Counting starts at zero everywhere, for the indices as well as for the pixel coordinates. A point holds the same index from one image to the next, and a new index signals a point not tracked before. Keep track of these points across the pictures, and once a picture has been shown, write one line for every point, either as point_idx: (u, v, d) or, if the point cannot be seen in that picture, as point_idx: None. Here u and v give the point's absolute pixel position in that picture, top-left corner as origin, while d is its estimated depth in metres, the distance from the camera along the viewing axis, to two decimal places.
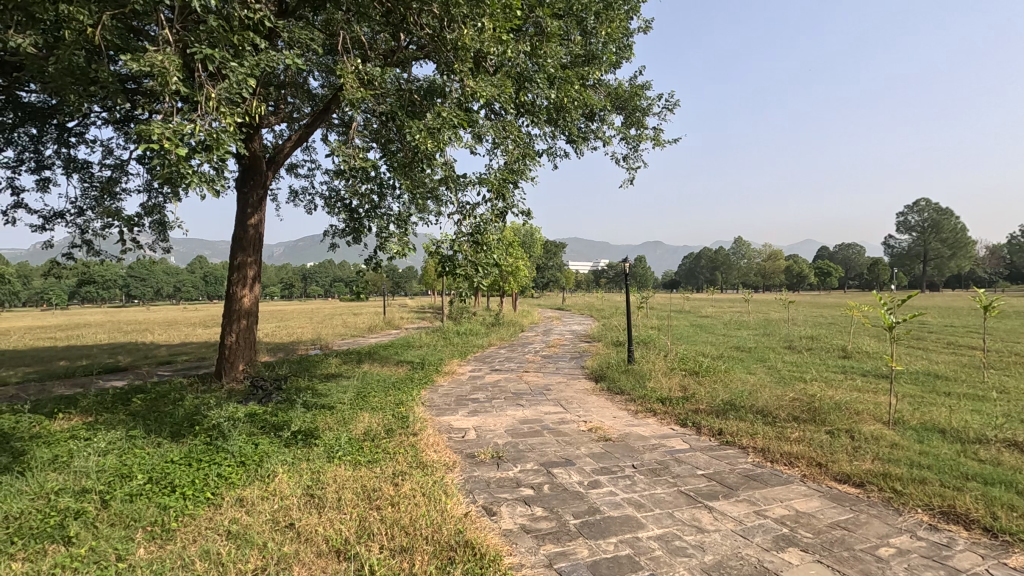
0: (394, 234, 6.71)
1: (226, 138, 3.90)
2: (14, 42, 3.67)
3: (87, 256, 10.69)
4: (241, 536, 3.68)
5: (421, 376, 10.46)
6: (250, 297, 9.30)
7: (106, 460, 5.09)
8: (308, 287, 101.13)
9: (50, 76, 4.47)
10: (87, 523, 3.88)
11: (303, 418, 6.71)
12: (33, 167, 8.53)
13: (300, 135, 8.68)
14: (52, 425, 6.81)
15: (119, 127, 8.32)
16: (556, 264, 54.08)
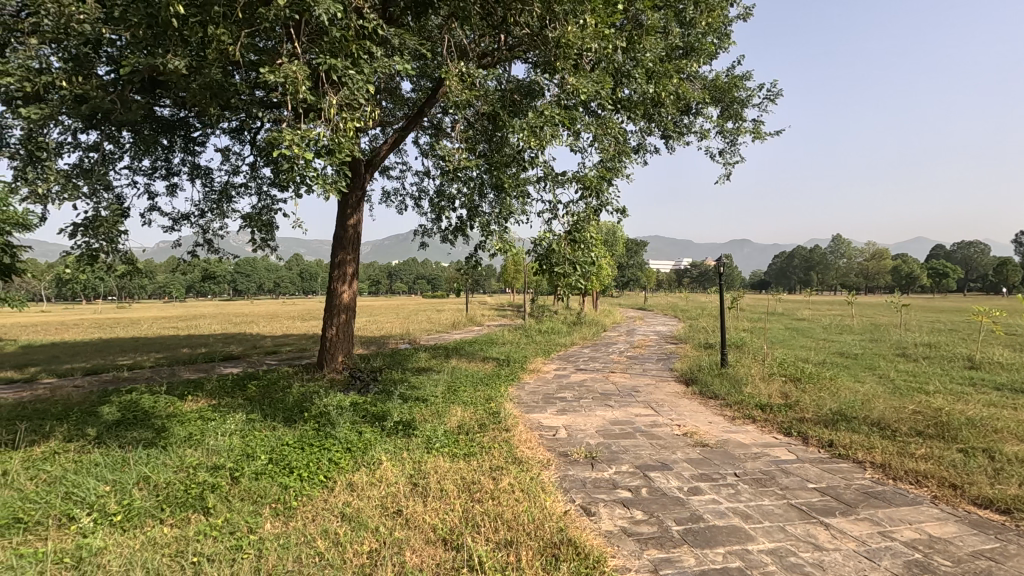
0: (489, 232, 6.82)
1: (347, 141, 4.17)
2: (169, 63, 4.14)
3: (209, 254, 11.78)
4: (354, 518, 3.90)
5: (507, 372, 10.59)
6: (349, 292, 9.82)
7: (233, 439, 5.59)
8: (393, 283, 105.51)
9: (191, 93, 4.97)
10: (222, 497, 4.27)
11: (400, 410, 7.00)
12: (165, 174, 9.50)
13: (397, 138, 9.03)
14: (183, 406, 7.58)
15: (235, 135, 9.07)
16: (637, 263, 52.81)
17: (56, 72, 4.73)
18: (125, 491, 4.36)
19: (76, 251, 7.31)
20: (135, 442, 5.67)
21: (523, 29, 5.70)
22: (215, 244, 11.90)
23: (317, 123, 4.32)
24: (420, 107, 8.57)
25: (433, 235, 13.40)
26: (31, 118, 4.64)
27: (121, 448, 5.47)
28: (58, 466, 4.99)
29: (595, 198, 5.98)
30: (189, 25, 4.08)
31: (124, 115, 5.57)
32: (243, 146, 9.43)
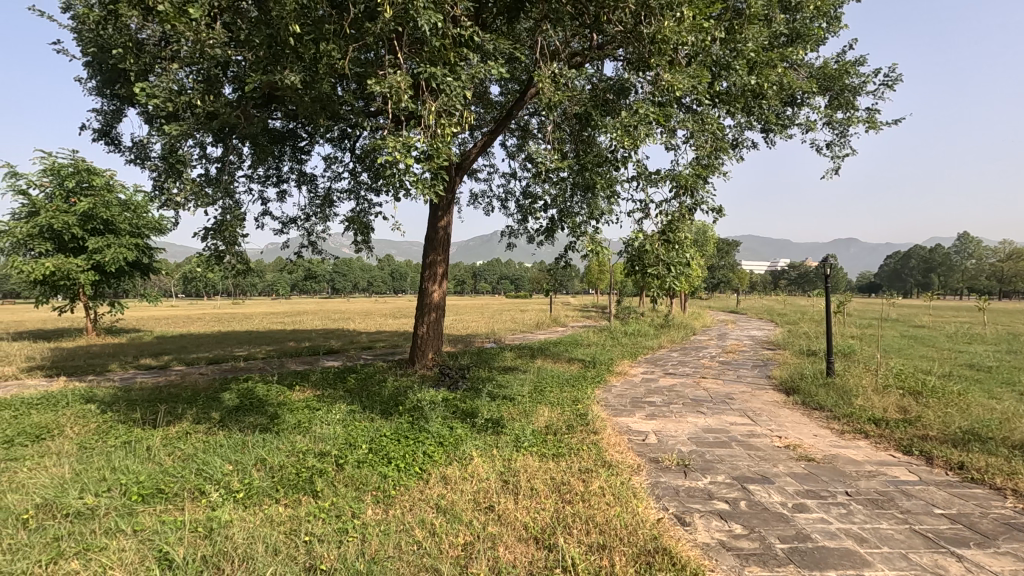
0: (579, 232, 6.78)
1: (444, 146, 4.32)
2: (287, 80, 4.51)
3: (313, 255, 12.69)
4: (448, 511, 4.04)
5: (593, 374, 10.48)
6: (439, 292, 10.16)
7: (337, 429, 5.97)
8: (477, 283, 107.85)
9: (303, 105, 5.37)
10: (329, 481, 4.58)
11: (488, 408, 7.13)
12: (276, 181, 10.33)
13: (485, 141, 9.21)
14: (292, 395, 8.21)
15: (337, 143, 9.69)
16: (729, 264, 50.25)
17: (192, 92, 5.29)
18: (246, 471, 4.79)
19: (206, 252, 8.35)
20: (252, 427, 6.22)
21: (616, 26, 5.63)
22: (318, 246, 12.79)
23: (417, 130, 4.53)
24: (509, 109, 8.69)
25: (519, 235, 13.56)
26: (172, 134, 5.23)
27: (241, 431, 6.02)
28: (190, 444, 5.59)
29: (689, 197, 5.76)
30: (304, 43, 4.42)
31: (247, 129, 6.13)
32: (345, 153, 10.06)
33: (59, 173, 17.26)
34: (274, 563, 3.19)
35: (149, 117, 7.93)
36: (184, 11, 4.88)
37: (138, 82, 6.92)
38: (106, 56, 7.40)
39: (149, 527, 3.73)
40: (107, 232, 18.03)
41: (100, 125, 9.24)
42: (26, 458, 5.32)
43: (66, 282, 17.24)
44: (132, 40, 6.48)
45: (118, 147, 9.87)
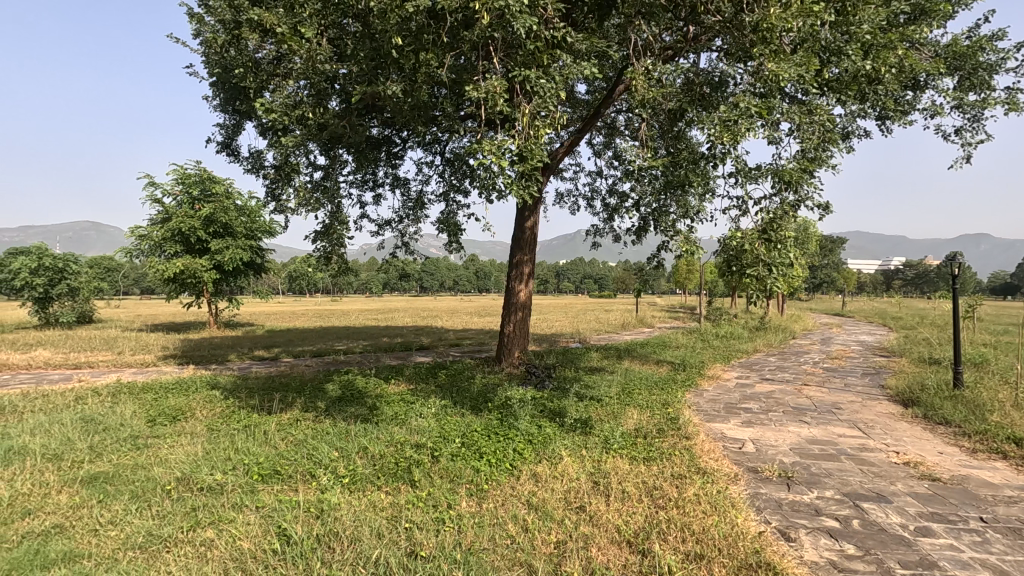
0: (672, 231, 6.56)
1: (538, 147, 4.37)
2: (389, 88, 4.77)
3: (406, 255, 13.26)
4: (539, 508, 4.08)
5: (683, 378, 10.12)
6: (525, 291, 10.25)
7: (431, 422, 6.22)
8: (561, 283, 107.69)
9: (402, 112, 5.63)
10: (426, 472, 4.78)
11: (576, 408, 7.11)
12: (373, 186, 10.91)
13: (573, 140, 9.15)
14: (388, 388, 8.66)
15: (428, 147, 10.06)
16: (833, 262, 46.58)
17: (303, 105, 5.73)
18: (350, 458, 5.12)
19: (318, 254, 9.15)
20: (353, 417, 6.62)
21: (715, 15, 5.41)
22: (411, 247, 13.36)
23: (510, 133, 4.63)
24: (597, 107, 8.60)
25: (605, 234, 13.40)
26: (286, 145, 5.69)
27: (344, 420, 6.44)
28: (300, 431, 6.06)
29: (793, 192, 5.40)
30: (405, 53, 4.64)
31: (351, 137, 6.52)
32: (437, 157, 10.43)
33: (188, 182, 19.35)
34: (379, 546, 3.39)
35: (264, 130, 8.67)
36: (297, 31, 5.29)
37: (256, 98, 7.59)
38: (229, 76, 8.19)
39: (268, 504, 4.10)
40: (226, 235, 19.88)
41: (222, 139, 10.24)
42: (165, 437, 6.02)
43: (193, 281, 19.27)
44: (251, 60, 7.11)
45: (237, 158, 10.88)
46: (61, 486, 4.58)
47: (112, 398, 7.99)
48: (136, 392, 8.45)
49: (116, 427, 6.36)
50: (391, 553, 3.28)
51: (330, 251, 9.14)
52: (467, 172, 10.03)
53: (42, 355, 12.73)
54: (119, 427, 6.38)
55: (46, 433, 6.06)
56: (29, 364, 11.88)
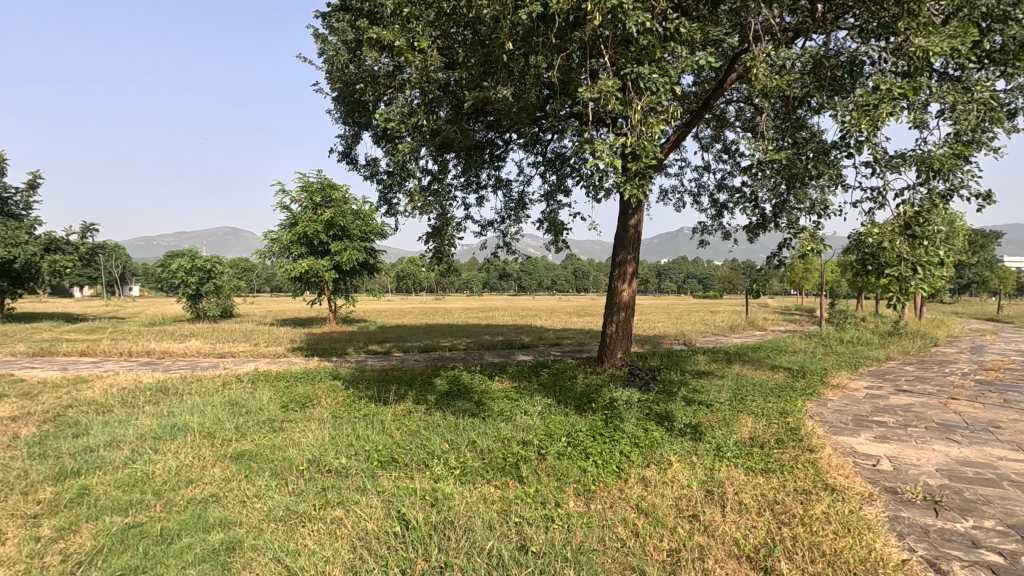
0: (795, 228, 6.09)
1: (651, 145, 4.26)
2: (501, 92, 4.89)
3: (508, 255, 13.51)
4: (650, 513, 3.98)
5: (804, 385, 9.36)
6: (629, 291, 10.02)
7: (536, 420, 6.29)
8: (662, 283, 104.21)
9: (511, 114, 5.73)
10: (533, 469, 4.84)
11: (684, 412, 6.84)
12: (477, 188, 11.22)
13: (680, 134, 8.76)
14: (492, 385, 8.89)
15: (531, 148, 10.16)
16: (985, 260, 40.75)
17: (418, 114, 6.04)
18: (460, 450, 5.31)
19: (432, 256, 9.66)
20: (461, 411, 6.88)
21: None
22: (512, 246, 13.56)
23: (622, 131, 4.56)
24: (706, 99, 8.21)
25: (713, 232, 12.77)
26: (402, 152, 6.03)
27: (453, 414, 6.70)
28: (414, 422, 6.40)
29: (944, 181, 4.79)
30: (516, 57, 4.74)
31: (461, 142, 6.76)
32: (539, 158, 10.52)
33: (311, 190, 21.16)
34: (491, 538, 3.50)
35: (380, 138, 9.25)
36: (414, 44, 5.60)
37: (373, 109, 8.13)
38: (350, 90, 8.82)
39: (388, 490, 4.37)
40: (344, 237, 21.48)
41: (343, 148, 11.08)
42: (296, 421, 6.62)
43: (316, 280, 21.04)
44: (370, 74, 7.61)
45: (355, 166, 11.71)
46: (215, 460, 5.20)
47: (252, 385, 8.95)
48: (271, 380, 9.41)
49: (256, 410, 7.11)
50: (503, 546, 3.36)
51: (440, 252, 9.55)
52: (570, 171, 10.02)
53: (195, 345, 14.56)
54: (258, 411, 7.14)
55: (202, 413, 6.93)
56: (185, 352, 13.64)
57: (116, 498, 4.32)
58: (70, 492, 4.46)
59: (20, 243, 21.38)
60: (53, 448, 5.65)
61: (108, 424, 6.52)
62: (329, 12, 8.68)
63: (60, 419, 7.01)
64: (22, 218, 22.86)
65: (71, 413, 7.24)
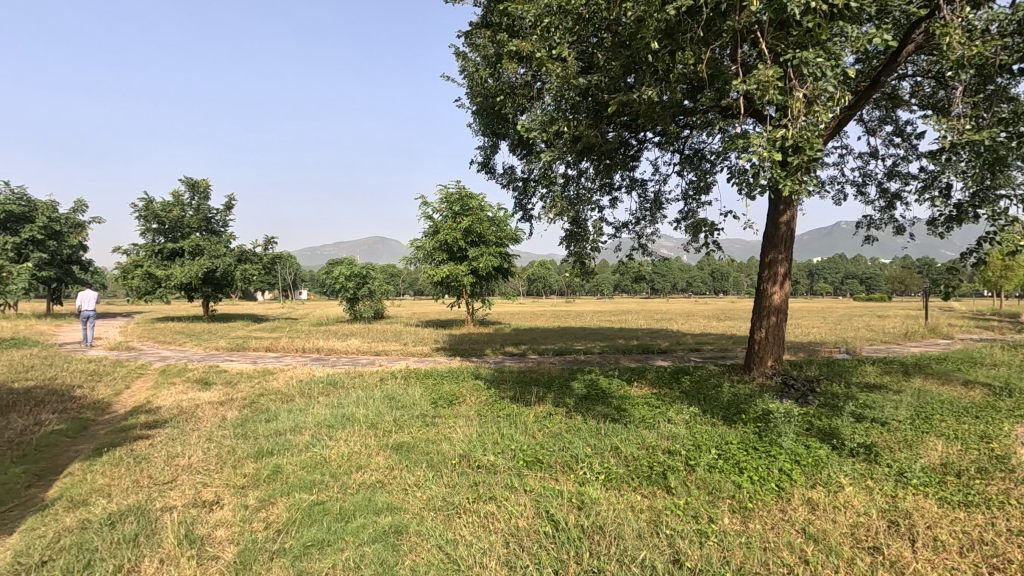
0: (1000, 219, 5.14)
1: (816, 136, 3.90)
2: (646, 93, 4.79)
3: (643, 257, 13.16)
4: (820, 539, 3.62)
5: (1011, 406, 7.84)
6: (781, 294, 9.23)
7: (682, 429, 6.03)
8: (815, 284, 94.25)
9: (654, 113, 5.58)
10: (682, 480, 4.65)
11: (854, 429, 6.11)
12: (612, 190, 11.10)
13: (842, 119, 7.86)
14: (631, 390, 8.70)
15: (668, 146, 9.80)
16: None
17: (558, 121, 6.14)
18: (603, 455, 5.27)
19: (573, 260, 9.78)
20: (601, 416, 6.84)
21: None
22: (648, 247, 13.20)
23: (782, 122, 4.21)
24: (875, 76, 7.30)
25: (883, 226, 11.28)
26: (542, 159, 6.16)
27: (593, 418, 6.68)
28: (555, 424, 6.49)
29: None
30: (660, 56, 4.63)
31: (600, 145, 6.73)
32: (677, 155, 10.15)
33: (451, 200, 22.52)
34: (643, 548, 3.42)
35: (517, 147, 9.56)
36: (554, 53, 5.71)
37: (512, 118, 8.43)
38: (489, 103, 9.24)
39: (534, 489, 4.48)
40: (481, 243, 22.48)
41: (482, 159, 11.63)
42: (446, 417, 7.08)
43: (456, 284, 22.30)
44: (509, 86, 7.90)
45: (493, 175, 12.25)
46: (379, 449, 5.74)
47: (404, 381, 9.72)
48: (421, 377, 10.15)
49: (410, 405, 7.72)
50: (657, 557, 3.28)
51: (579, 257, 9.59)
52: (712, 167, 9.50)
53: (355, 344, 16.21)
54: (412, 405, 7.75)
55: (365, 405, 7.69)
56: (347, 350, 15.24)
57: (301, 477, 4.95)
58: (267, 469, 5.21)
59: (220, 255, 25.51)
60: (252, 430, 6.66)
61: (292, 412, 7.51)
62: (471, 30, 9.18)
63: (255, 405, 8.22)
64: (222, 234, 27.27)
65: (263, 400, 8.46)
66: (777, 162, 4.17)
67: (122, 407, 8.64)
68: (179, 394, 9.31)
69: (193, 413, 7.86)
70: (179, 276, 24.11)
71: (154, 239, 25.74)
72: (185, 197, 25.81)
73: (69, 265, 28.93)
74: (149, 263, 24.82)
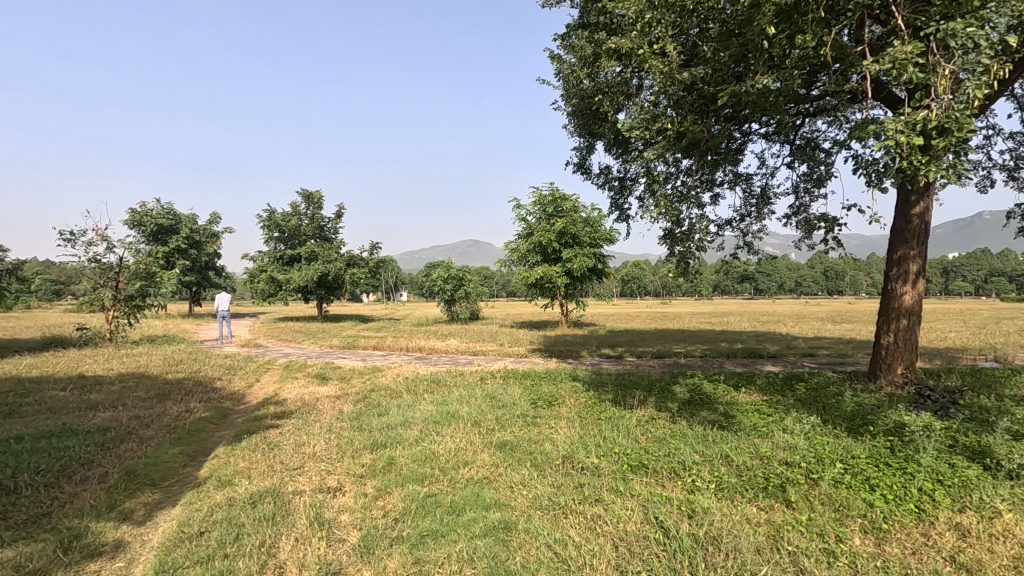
0: None
1: (967, 115, 3.49)
2: (761, 82, 4.54)
3: (748, 256, 12.44)
4: (974, 569, 3.22)
5: None
6: (913, 294, 8.32)
7: (800, 439, 5.62)
8: (951, 283, 83.87)
9: (767, 103, 5.27)
10: (803, 494, 4.34)
11: (1011, 449, 5.36)
12: (715, 186, 10.61)
13: (991, 95, 6.97)
14: (739, 396, 8.25)
15: (778, 137, 9.21)
16: None
17: (661, 117, 5.97)
18: (713, 464, 5.05)
19: (675, 261, 9.47)
20: (708, 422, 6.57)
21: None
22: (754, 245, 12.46)
23: (922, 103, 3.80)
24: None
25: None
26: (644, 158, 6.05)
27: (699, 424, 6.43)
28: (659, 429, 6.32)
29: None
30: (776, 42, 4.38)
31: (706, 140, 6.46)
32: (787, 146, 9.51)
33: (544, 203, 22.67)
34: (764, 564, 3.25)
35: (614, 146, 9.45)
36: (657, 49, 5.59)
37: (609, 117, 8.35)
38: (585, 103, 9.22)
39: (641, 494, 4.39)
40: (575, 245, 22.40)
41: (578, 159, 11.60)
42: (547, 417, 7.15)
43: (550, 286, 22.40)
44: (606, 86, 7.83)
45: (589, 175, 12.16)
46: (483, 447, 5.91)
47: (503, 381, 9.94)
48: (520, 377, 10.31)
49: (511, 405, 7.87)
50: None
51: (685, 257, 9.23)
52: (829, 157, 8.79)
53: (454, 344, 16.82)
54: (513, 405, 7.90)
55: (467, 403, 7.95)
56: (447, 349, 15.84)
57: (413, 470, 5.23)
58: (382, 460, 5.55)
59: (332, 260, 27.60)
60: (366, 423, 7.13)
61: (401, 407, 7.95)
62: (567, 32, 9.21)
63: (368, 400, 8.79)
64: (333, 240, 29.43)
65: (374, 396, 9.02)
66: (918, 146, 3.78)
67: (255, 398, 9.61)
68: (301, 388, 10.18)
69: (314, 406, 8.56)
70: (297, 280, 26.36)
71: (276, 246, 28.38)
72: (302, 207, 28.20)
73: (207, 271, 32.58)
74: (272, 268, 27.36)
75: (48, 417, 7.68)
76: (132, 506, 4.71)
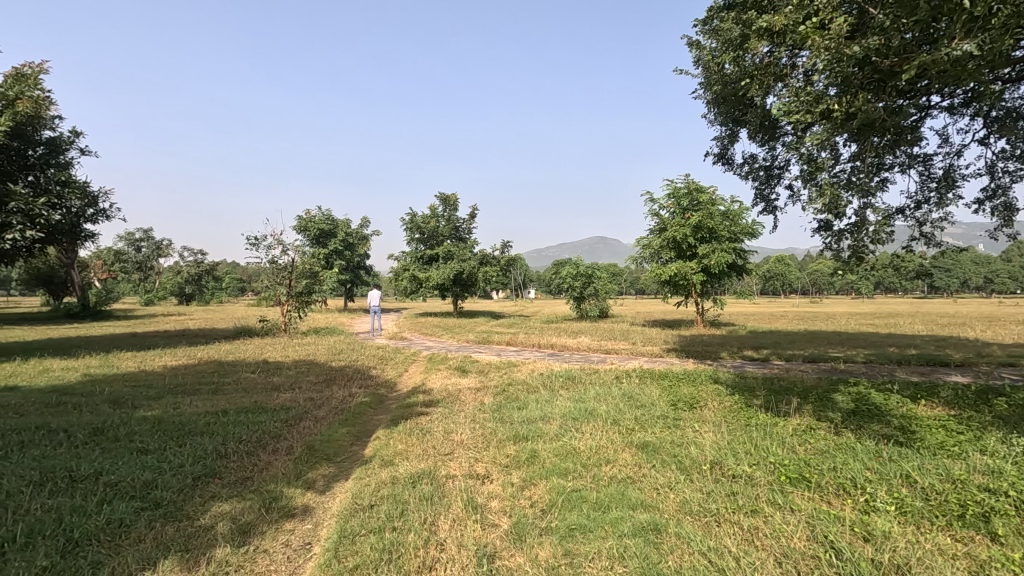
0: None
1: None
2: (960, 49, 3.96)
3: (927, 248, 10.87)
4: None
5: None
6: None
7: (1005, 463, 4.78)
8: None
9: (964, 72, 4.57)
10: (1014, 528, 3.69)
11: None
12: (885, 170, 9.41)
13: None
14: (917, 408, 7.24)
15: (969, 108, 7.92)
16: None
17: (825, 98, 5.45)
18: (891, 484, 4.49)
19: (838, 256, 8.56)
20: (880, 435, 5.86)
21: None
22: (935, 236, 10.84)
23: None
24: None
25: None
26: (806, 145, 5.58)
27: (870, 437, 5.76)
28: (821, 440, 5.78)
29: None
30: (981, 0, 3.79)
31: (881, 120, 5.78)
32: (981, 119, 8.14)
33: (678, 196, 21.74)
34: None
35: (763, 132, 8.79)
36: (821, 23, 5.12)
37: (758, 102, 7.80)
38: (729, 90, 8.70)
39: (805, 509, 4.04)
40: (712, 240, 21.18)
41: (719, 149, 10.97)
42: (689, 420, 6.88)
43: (684, 283, 21.44)
44: (755, 69, 7.31)
45: (731, 165, 11.45)
46: (625, 446, 5.85)
47: (640, 380, 9.74)
48: (657, 377, 10.03)
49: (650, 405, 7.68)
50: None
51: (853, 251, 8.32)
52: None
53: (585, 341, 16.85)
54: (652, 405, 7.71)
55: (605, 401, 7.92)
56: (579, 347, 15.90)
57: (555, 464, 5.34)
58: (525, 453, 5.74)
59: (467, 259, 29.04)
60: (507, 416, 7.42)
61: (539, 402, 8.14)
62: (709, 17, 8.77)
63: (506, 393, 9.13)
64: (467, 240, 30.87)
65: (512, 390, 9.35)
66: None
67: (405, 387, 10.47)
68: (444, 380, 10.86)
69: (457, 396, 9.11)
70: (436, 278, 28.09)
71: (417, 247, 30.57)
72: (440, 210, 30.02)
73: (359, 270, 36.09)
74: (414, 267, 29.51)
75: (244, 395, 9.06)
76: (314, 476, 5.40)
